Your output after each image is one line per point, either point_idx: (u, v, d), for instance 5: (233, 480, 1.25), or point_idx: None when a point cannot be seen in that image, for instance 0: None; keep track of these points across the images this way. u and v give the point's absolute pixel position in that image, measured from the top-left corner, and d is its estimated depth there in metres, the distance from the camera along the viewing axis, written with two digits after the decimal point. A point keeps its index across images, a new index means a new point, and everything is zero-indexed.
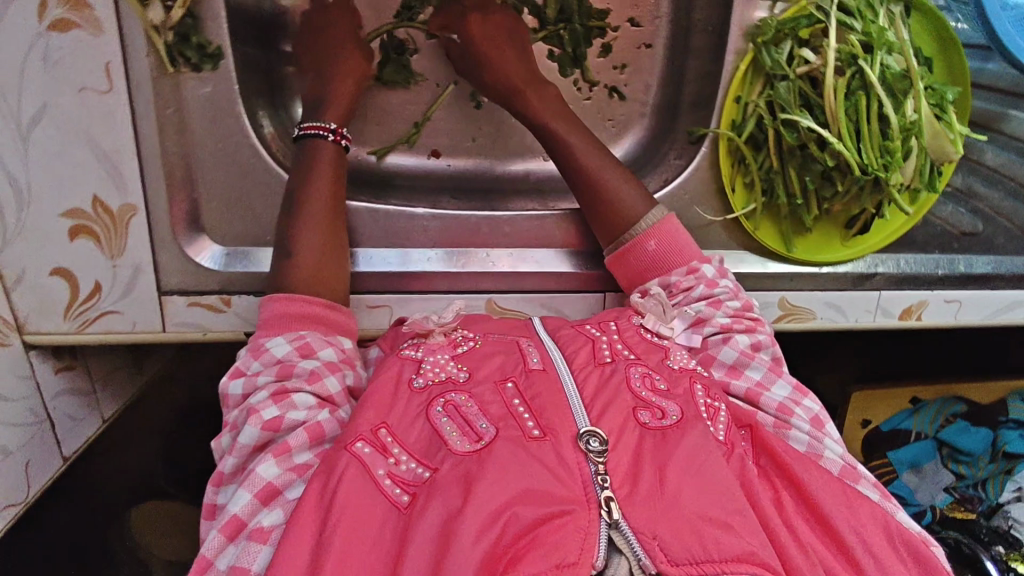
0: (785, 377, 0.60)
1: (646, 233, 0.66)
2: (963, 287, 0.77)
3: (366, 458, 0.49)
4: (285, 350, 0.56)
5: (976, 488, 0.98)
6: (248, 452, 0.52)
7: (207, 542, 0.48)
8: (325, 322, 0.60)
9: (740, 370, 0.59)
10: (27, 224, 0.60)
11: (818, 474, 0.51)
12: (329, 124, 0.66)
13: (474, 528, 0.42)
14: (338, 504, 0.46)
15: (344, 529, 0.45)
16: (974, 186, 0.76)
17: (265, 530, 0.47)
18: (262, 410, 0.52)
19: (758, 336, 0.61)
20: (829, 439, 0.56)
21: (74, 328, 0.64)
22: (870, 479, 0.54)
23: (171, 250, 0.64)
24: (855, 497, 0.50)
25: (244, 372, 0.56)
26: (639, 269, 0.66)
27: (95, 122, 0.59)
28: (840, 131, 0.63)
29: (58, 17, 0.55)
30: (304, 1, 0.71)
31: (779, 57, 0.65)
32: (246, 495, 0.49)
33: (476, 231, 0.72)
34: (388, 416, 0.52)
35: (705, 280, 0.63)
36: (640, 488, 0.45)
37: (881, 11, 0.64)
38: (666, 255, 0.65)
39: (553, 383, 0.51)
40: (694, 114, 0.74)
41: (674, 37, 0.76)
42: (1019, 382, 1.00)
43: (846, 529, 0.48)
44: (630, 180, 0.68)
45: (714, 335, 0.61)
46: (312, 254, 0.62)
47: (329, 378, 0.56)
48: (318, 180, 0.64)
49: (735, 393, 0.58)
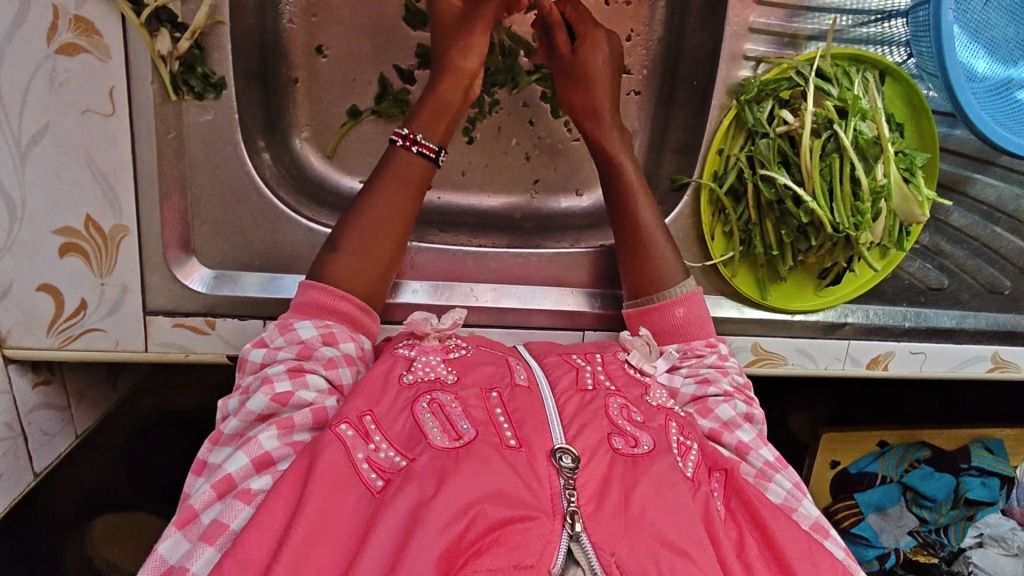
0: (769, 445, 0.61)
1: (677, 300, 0.67)
2: (929, 340, 0.80)
3: (348, 441, 0.50)
4: (311, 334, 0.59)
5: (940, 533, 1.03)
6: (251, 419, 0.54)
7: (197, 495, 0.50)
8: (353, 320, 0.62)
9: (731, 428, 0.60)
10: (19, 239, 0.61)
11: (788, 526, 0.50)
12: (408, 129, 0.66)
13: (443, 519, 0.44)
14: (316, 476, 0.48)
15: (319, 502, 0.47)
16: (941, 245, 0.80)
17: (251, 493, 0.50)
18: (275, 383, 0.55)
19: (754, 410, 0.62)
20: (807, 500, 0.57)
21: (56, 344, 0.64)
22: (839, 541, 0.55)
23: (160, 271, 0.65)
24: (819, 550, 0.49)
25: (268, 344, 0.59)
26: (659, 326, 0.67)
27: (94, 144, 0.60)
28: (815, 189, 0.66)
29: (67, 41, 0.57)
30: (307, 35, 0.73)
31: (761, 116, 0.69)
32: (243, 457, 0.51)
33: (461, 265, 0.74)
34: (376, 404, 0.53)
35: (719, 353, 0.65)
36: (606, 506, 0.46)
37: (856, 79, 0.68)
38: (691, 324, 0.66)
39: (536, 402, 0.53)
40: (678, 160, 0.77)
41: (661, 88, 0.80)
42: (981, 430, 1.04)
43: (806, 570, 0.48)
44: (673, 255, 0.69)
45: (716, 395, 0.62)
46: (357, 255, 0.63)
47: (344, 369, 0.58)
48: (389, 189, 0.65)
49: (724, 443, 0.60)
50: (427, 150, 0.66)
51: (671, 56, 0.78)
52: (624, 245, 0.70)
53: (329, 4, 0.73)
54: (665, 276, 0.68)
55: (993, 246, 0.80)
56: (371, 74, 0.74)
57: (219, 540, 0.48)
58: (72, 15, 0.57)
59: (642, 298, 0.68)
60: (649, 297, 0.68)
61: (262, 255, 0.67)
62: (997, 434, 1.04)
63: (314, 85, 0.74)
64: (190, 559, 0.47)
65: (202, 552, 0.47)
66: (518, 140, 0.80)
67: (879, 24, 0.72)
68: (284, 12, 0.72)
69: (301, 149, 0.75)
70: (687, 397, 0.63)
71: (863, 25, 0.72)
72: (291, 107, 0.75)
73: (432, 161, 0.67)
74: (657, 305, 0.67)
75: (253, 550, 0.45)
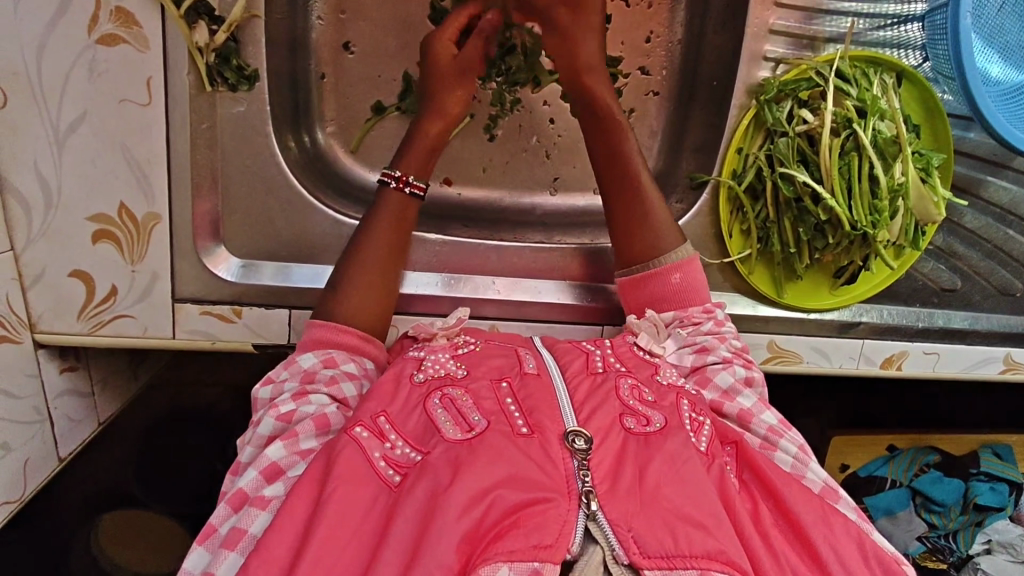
0: (772, 409, 0.62)
1: (673, 267, 0.68)
2: (942, 341, 0.80)
3: (364, 441, 0.51)
4: (312, 362, 0.60)
5: (948, 539, 1.03)
6: (263, 442, 0.56)
7: (216, 511, 0.52)
8: (356, 350, 0.62)
9: (732, 395, 0.61)
10: (54, 225, 0.62)
11: (797, 489, 0.52)
12: (395, 171, 0.68)
13: (460, 505, 0.44)
14: (334, 476, 0.48)
15: (336, 498, 0.47)
16: (954, 246, 0.81)
17: (264, 498, 0.51)
18: (280, 404, 0.56)
19: (754, 372, 0.63)
20: (813, 463, 0.58)
21: (87, 330, 0.65)
22: (849, 501, 0.57)
23: (189, 259, 0.66)
24: (830, 514, 0.51)
25: (273, 379, 0.60)
26: (655, 294, 0.68)
27: (130, 133, 0.61)
28: (834, 187, 0.68)
29: (107, 32, 0.59)
30: (335, 32, 0.75)
31: (780, 115, 0.70)
32: (253, 472, 0.53)
33: (483, 259, 0.75)
34: (389, 404, 0.54)
35: (716, 319, 0.66)
36: (621, 485, 0.47)
37: (875, 81, 0.70)
38: (686, 291, 0.67)
39: (547, 387, 0.54)
40: (697, 159, 0.78)
41: (679, 89, 0.81)
42: (990, 435, 1.04)
43: (821, 543, 0.49)
44: (671, 222, 0.70)
45: (715, 364, 0.63)
46: (356, 291, 0.64)
47: (347, 383, 0.59)
48: (378, 224, 0.66)
49: (727, 414, 0.61)
50: (414, 188, 0.68)
51: (692, 57, 0.79)
52: (619, 214, 0.70)
53: (357, 2, 0.74)
54: (661, 243, 0.68)
55: (1006, 249, 0.81)
56: (396, 72, 0.76)
57: (240, 546, 0.49)
58: (113, 7, 0.58)
59: (635, 267, 0.69)
60: (644, 266, 0.68)
61: (288, 246, 0.69)
62: (1007, 439, 1.04)
63: (340, 81, 0.76)
64: (213, 565, 0.48)
65: (224, 557, 0.48)
66: (538, 138, 0.82)
67: (895, 28, 0.73)
68: (313, 9, 0.74)
69: (327, 143, 0.77)
70: (687, 368, 0.64)
71: (880, 28, 0.74)
72: (317, 102, 0.76)
73: (416, 196, 0.68)
74: (653, 271, 0.68)
75: (276, 548, 0.46)
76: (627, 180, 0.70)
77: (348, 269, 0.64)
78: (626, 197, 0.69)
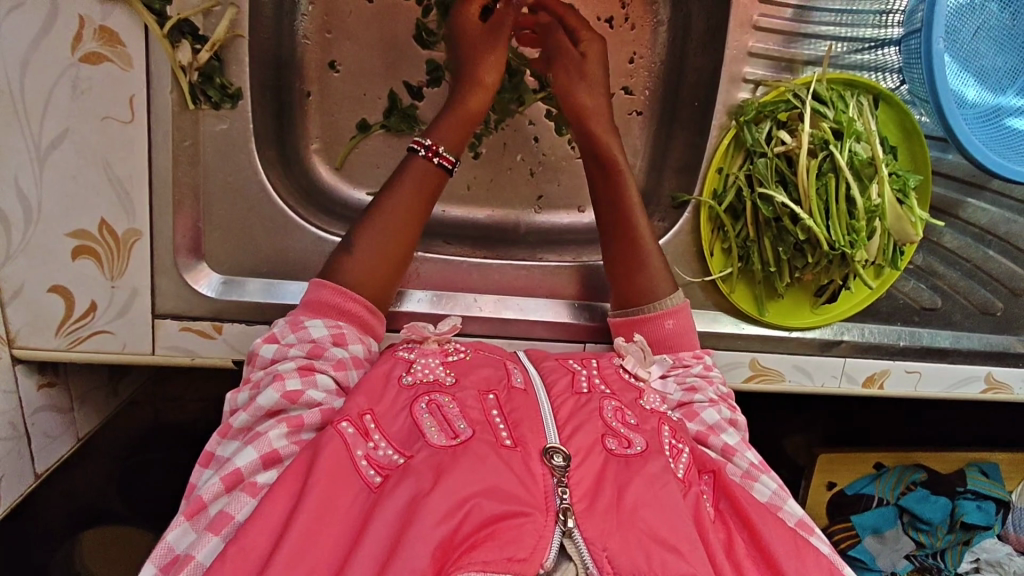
0: (754, 449, 0.62)
1: (665, 312, 0.68)
2: (923, 359, 0.81)
3: (348, 437, 0.51)
4: (322, 333, 0.60)
5: (936, 557, 1.04)
6: (260, 414, 0.55)
7: (206, 486, 0.51)
8: (365, 325, 0.63)
9: (716, 432, 0.61)
10: (33, 241, 0.62)
11: (772, 521, 0.51)
12: (425, 140, 0.68)
13: (441, 511, 0.44)
14: (316, 473, 0.48)
15: (319, 493, 0.47)
16: (934, 265, 0.82)
17: (257, 485, 0.51)
18: (286, 378, 0.56)
19: (738, 415, 0.64)
20: (791, 499, 0.58)
21: (65, 345, 0.65)
22: (825, 537, 0.56)
23: (169, 275, 0.66)
24: (805, 547, 0.50)
25: (278, 339, 0.59)
26: (648, 336, 0.68)
27: (113, 151, 0.62)
28: (811, 208, 0.68)
29: (91, 50, 0.59)
30: (320, 51, 0.76)
31: (760, 136, 0.71)
32: (252, 453, 0.52)
33: (466, 277, 0.75)
34: (377, 404, 0.54)
35: (704, 364, 0.66)
36: (598, 504, 0.47)
37: (851, 103, 0.71)
38: (679, 336, 0.68)
39: (532, 404, 0.54)
40: (679, 178, 0.79)
41: (663, 108, 0.82)
42: (976, 453, 1.04)
43: (791, 564, 0.49)
44: (661, 265, 0.70)
45: (702, 401, 0.63)
46: (367, 258, 0.64)
47: (352, 370, 0.59)
48: (399, 194, 0.66)
49: (710, 446, 0.60)
50: (443, 159, 0.68)
51: (673, 78, 0.80)
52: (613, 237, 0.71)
53: (344, 22, 0.75)
54: (653, 289, 0.69)
55: (985, 268, 0.82)
56: (381, 89, 0.76)
57: (225, 531, 0.48)
58: (97, 26, 0.59)
59: (630, 310, 0.70)
60: (639, 310, 0.69)
61: (270, 261, 0.69)
62: (992, 458, 1.04)
63: (325, 99, 0.77)
64: (197, 546, 0.48)
65: (208, 540, 0.48)
66: (523, 157, 0.82)
67: (872, 52, 0.75)
68: (300, 29, 0.75)
69: (311, 159, 0.77)
70: (674, 402, 0.63)
71: (858, 51, 0.75)
72: (303, 119, 0.77)
73: (444, 168, 0.68)
74: (646, 316, 0.68)
75: (257, 539, 0.46)
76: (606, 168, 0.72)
77: (364, 241, 0.65)
78: (619, 219, 0.71)
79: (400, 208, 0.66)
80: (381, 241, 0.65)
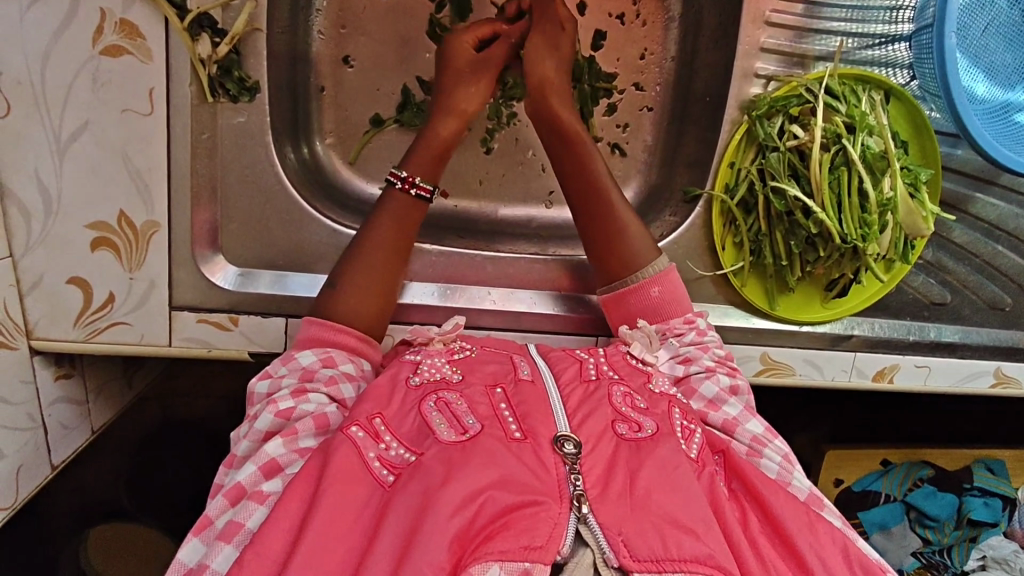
0: (757, 417, 0.62)
1: (650, 280, 0.68)
2: (932, 354, 0.81)
3: (359, 441, 0.51)
4: (310, 360, 0.60)
5: (943, 555, 1.04)
6: (260, 438, 0.56)
7: (211, 504, 0.52)
8: (356, 351, 0.63)
9: (717, 405, 0.61)
10: (52, 232, 0.63)
11: (785, 498, 0.52)
12: (400, 172, 0.68)
13: (453, 503, 0.44)
14: (329, 475, 0.48)
15: (331, 494, 0.47)
16: (943, 260, 0.82)
17: (263, 492, 0.51)
18: (279, 400, 0.56)
19: (738, 381, 0.64)
20: (798, 473, 0.58)
21: (82, 337, 0.65)
22: (835, 510, 0.56)
23: (186, 267, 0.66)
24: (818, 520, 0.51)
25: (271, 374, 0.60)
26: (636, 308, 0.69)
27: (132, 143, 0.62)
28: (824, 201, 0.69)
29: (112, 43, 0.60)
30: (334, 47, 0.76)
31: (772, 130, 0.72)
32: (251, 466, 0.52)
33: (478, 270, 0.76)
34: (385, 407, 0.54)
35: (697, 330, 0.67)
36: (611, 489, 0.47)
37: (863, 98, 0.71)
38: (668, 303, 0.68)
39: (540, 394, 0.54)
40: (690, 173, 0.79)
41: (674, 104, 0.82)
42: (983, 449, 1.04)
43: (804, 539, 0.50)
44: (645, 237, 0.70)
45: (698, 373, 0.63)
46: (355, 290, 0.64)
47: (345, 384, 0.59)
48: (380, 225, 0.67)
49: (712, 424, 0.61)
50: (420, 190, 0.68)
51: (684, 74, 0.81)
52: (589, 220, 0.71)
53: (358, 17, 0.76)
54: (637, 260, 0.69)
55: (994, 263, 0.82)
56: (395, 85, 0.77)
57: (236, 538, 0.49)
58: (118, 19, 0.60)
59: (615, 284, 0.70)
60: (624, 281, 0.69)
61: (285, 254, 0.69)
62: (1000, 454, 1.04)
63: (339, 94, 0.77)
64: (209, 556, 0.48)
65: (220, 549, 0.48)
66: (535, 152, 0.83)
67: (883, 47, 0.76)
68: (315, 24, 0.75)
69: (325, 154, 0.78)
70: (673, 378, 0.64)
71: (868, 47, 0.76)
72: (317, 114, 0.77)
73: (422, 199, 0.68)
74: (632, 286, 0.69)
75: (271, 542, 0.46)
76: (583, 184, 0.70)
77: (349, 269, 0.65)
78: (601, 204, 0.70)
79: (384, 239, 0.66)
80: (368, 271, 0.65)
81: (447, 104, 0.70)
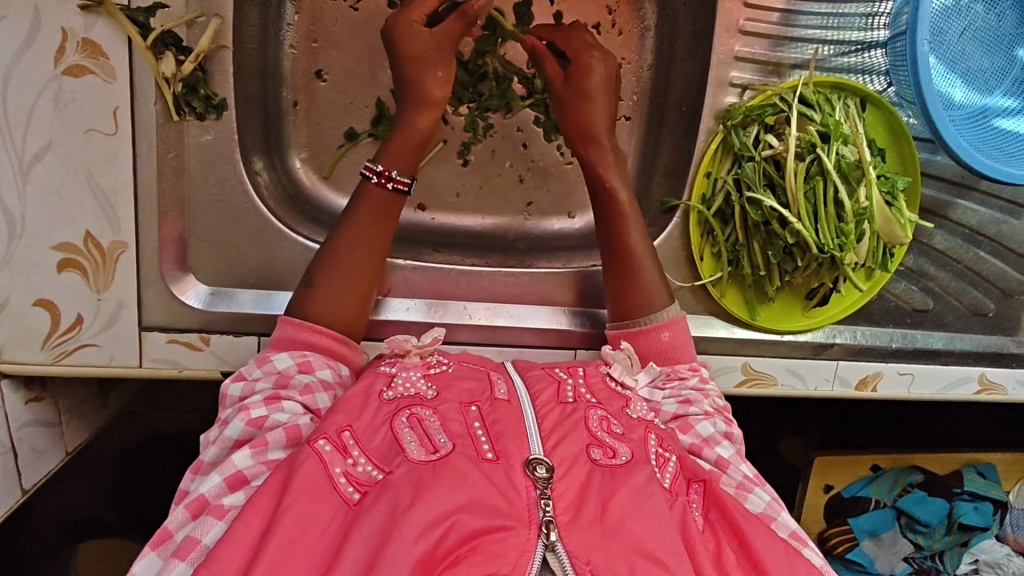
0: (748, 463, 0.61)
1: (662, 324, 0.68)
2: (916, 361, 0.80)
3: (326, 456, 0.50)
4: (287, 364, 0.59)
5: (935, 559, 1.02)
6: (229, 446, 0.55)
7: (172, 515, 0.51)
8: (332, 353, 0.62)
9: (711, 444, 0.60)
10: (18, 254, 0.62)
11: (764, 532, 0.51)
12: (376, 166, 0.67)
13: (418, 528, 0.44)
14: (293, 491, 0.47)
15: (295, 514, 0.46)
16: (925, 267, 0.81)
17: (223, 508, 0.50)
18: (251, 408, 0.55)
19: (732, 429, 0.63)
20: (785, 512, 0.57)
21: (49, 359, 0.64)
22: (817, 550, 0.55)
23: (155, 287, 0.66)
24: (796, 557, 0.50)
25: (246, 377, 0.59)
26: (645, 349, 0.68)
27: (97, 162, 0.61)
28: (800, 211, 0.68)
29: (74, 63, 0.59)
30: (305, 60, 0.75)
31: (747, 140, 0.71)
32: (216, 477, 0.52)
33: (455, 284, 0.75)
34: (356, 420, 0.53)
35: (700, 376, 0.66)
36: (583, 516, 0.46)
37: (838, 106, 0.71)
38: (676, 348, 0.67)
39: (516, 413, 0.53)
40: (668, 182, 0.79)
41: (651, 113, 0.81)
42: (972, 454, 1.04)
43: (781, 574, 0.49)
44: (659, 278, 0.70)
45: (697, 414, 0.62)
46: (332, 292, 0.63)
47: (321, 394, 0.59)
48: (354, 225, 0.65)
49: (704, 458, 0.60)
50: (397, 183, 0.67)
51: (661, 83, 0.80)
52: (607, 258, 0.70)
53: (329, 30, 0.75)
54: (650, 300, 0.69)
55: (976, 269, 0.82)
56: (369, 98, 0.76)
57: (191, 555, 0.48)
58: (80, 38, 0.59)
59: (626, 322, 0.69)
60: (634, 321, 0.68)
61: (255, 273, 0.69)
62: (989, 459, 1.04)
63: (312, 108, 0.76)
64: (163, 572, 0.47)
65: (174, 567, 0.47)
66: (511, 163, 0.82)
67: (859, 54, 0.75)
68: (286, 38, 0.75)
69: (300, 169, 0.77)
70: (670, 415, 0.62)
71: (844, 54, 0.75)
72: (290, 129, 0.76)
73: (400, 191, 0.67)
74: (642, 327, 0.68)
75: (229, 562, 0.45)
76: (611, 243, 0.70)
77: (324, 271, 0.64)
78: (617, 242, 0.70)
79: (359, 241, 0.65)
80: (342, 274, 0.64)
81: (421, 94, 0.67)
